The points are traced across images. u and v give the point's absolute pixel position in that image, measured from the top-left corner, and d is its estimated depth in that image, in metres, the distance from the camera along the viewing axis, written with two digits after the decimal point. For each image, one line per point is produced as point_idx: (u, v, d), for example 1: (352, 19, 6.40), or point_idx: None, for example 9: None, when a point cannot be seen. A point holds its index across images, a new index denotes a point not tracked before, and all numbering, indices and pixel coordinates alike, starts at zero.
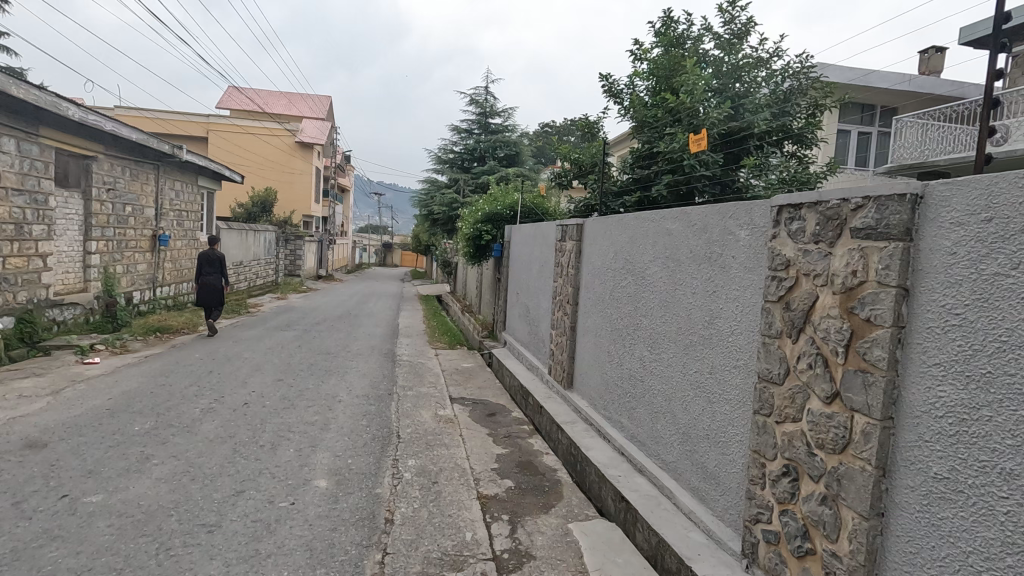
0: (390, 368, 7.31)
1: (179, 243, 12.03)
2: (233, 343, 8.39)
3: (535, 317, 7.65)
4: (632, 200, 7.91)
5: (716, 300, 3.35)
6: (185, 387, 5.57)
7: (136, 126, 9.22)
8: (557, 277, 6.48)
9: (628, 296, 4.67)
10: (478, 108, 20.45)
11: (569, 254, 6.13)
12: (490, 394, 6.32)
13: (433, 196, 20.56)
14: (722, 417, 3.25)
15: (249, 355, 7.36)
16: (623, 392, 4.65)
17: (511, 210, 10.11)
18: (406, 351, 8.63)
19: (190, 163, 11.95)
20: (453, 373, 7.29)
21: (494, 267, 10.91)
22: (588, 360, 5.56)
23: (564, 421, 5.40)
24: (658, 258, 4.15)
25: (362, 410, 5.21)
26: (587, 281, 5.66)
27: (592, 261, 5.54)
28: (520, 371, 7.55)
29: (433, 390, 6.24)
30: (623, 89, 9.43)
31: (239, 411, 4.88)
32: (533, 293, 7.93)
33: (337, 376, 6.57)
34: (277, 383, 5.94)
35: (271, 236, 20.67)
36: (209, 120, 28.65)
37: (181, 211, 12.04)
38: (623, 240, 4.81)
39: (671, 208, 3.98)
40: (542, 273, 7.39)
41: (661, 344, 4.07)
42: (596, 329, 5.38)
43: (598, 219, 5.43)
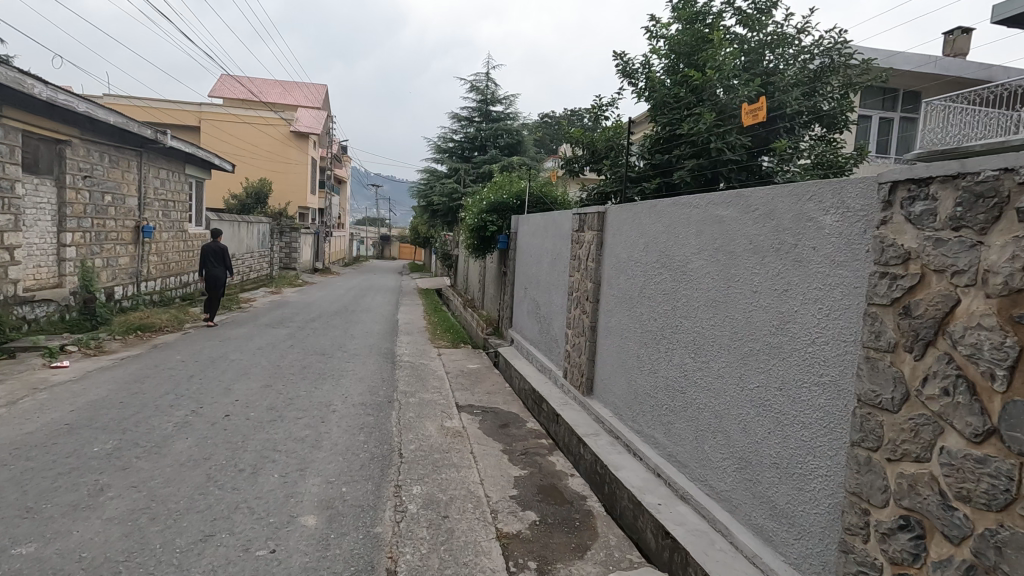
0: (390, 370, 6.71)
1: (165, 234, 11.39)
2: (220, 342, 7.78)
3: (548, 315, 7.05)
4: (651, 187, 7.27)
5: (790, 301, 2.76)
6: (160, 395, 4.97)
7: (115, 108, 8.55)
8: (574, 271, 5.88)
9: (664, 294, 4.07)
10: (478, 95, 19.75)
11: (588, 246, 5.52)
12: (501, 401, 5.73)
13: (432, 186, 19.88)
14: (798, 444, 2.67)
15: (236, 357, 6.75)
16: (659, 404, 4.06)
17: (519, 199, 9.48)
18: (407, 350, 8.03)
19: (176, 150, 11.28)
20: (458, 376, 6.70)
21: (499, 260, 10.30)
22: (612, 365, 4.96)
23: (585, 433, 4.82)
24: (704, 250, 3.54)
25: (359, 423, 4.61)
26: (611, 276, 5.05)
27: (618, 253, 4.93)
28: (531, 374, 6.96)
29: (438, 397, 5.64)
30: (639, 69, 8.78)
31: (219, 425, 4.29)
32: (544, 289, 7.33)
33: (331, 380, 5.97)
34: (265, 389, 5.34)
35: (265, 228, 20.00)
36: (201, 109, 27.91)
37: (167, 201, 11.39)
38: (658, 230, 4.20)
39: (723, 192, 3.38)
40: (556, 267, 6.78)
41: (707, 352, 3.48)
42: (622, 331, 4.78)
43: (625, 206, 4.82)
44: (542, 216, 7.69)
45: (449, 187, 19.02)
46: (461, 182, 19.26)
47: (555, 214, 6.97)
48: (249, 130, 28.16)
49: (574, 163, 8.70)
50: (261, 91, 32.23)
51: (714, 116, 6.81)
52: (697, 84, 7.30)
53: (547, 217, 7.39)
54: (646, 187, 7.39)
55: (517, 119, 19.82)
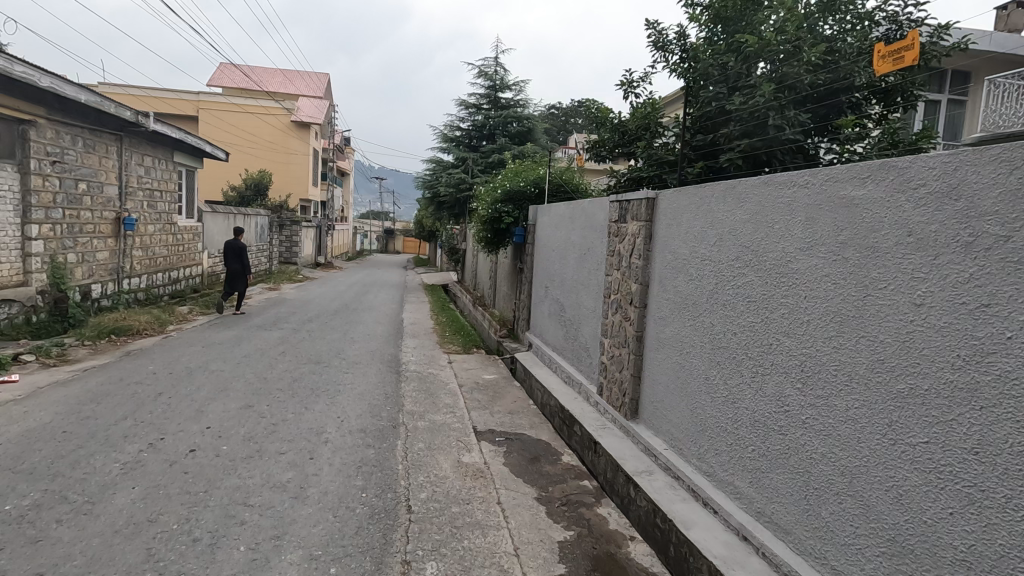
0: (395, 383, 5.82)
1: (151, 227, 10.50)
2: (204, 347, 6.90)
3: (576, 319, 6.12)
4: (694, 172, 6.30)
5: (997, 324, 1.84)
6: (115, 422, 4.08)
7: (87, 85, 7.66)
8: (613, 269, 4.95)
9: (750, 301, 3.14)
10: (487, 81, 18.75)
11: (632, 239, 4.58)
12: (526, 423, 4.82)
13: (438, 177, 18.94)
14: (1015, 541, 1.76)
15: (218, 367, 5.86)
16: (742, 445, 3.14)
17: (538, 187, 8.51)
18: (414, 357, 7.13)
19: (162, 135, 10.39)
20: (474, 390, 5.79)
21: (514, 254, 9.37)
22: (667, 385, 4.05)
23: (636, 471, 3.91)
24: (821, 244, 2.61)
25: (357, 461, 3.71)
26: (666, 275, 4.12)
27: (675, 247, 4.00)
28: (557, 388, 6.05)
29: (452, 419, 4.74)
30: (673, 41, 7.80)
31: (179, 465, 3.39)
32: (570, 289, 6.40)
33: (326, 397, 5.08)
34: (245, 412, 4.44)
35: (263, 221, 19.06)
36: (199, 98, 27.04)
37: (154, 191, 10.52)
38: (740, 218, 3.25)
39: (855, 164, 2.45)
40: (586, 263, 5.84)
41: (825, 384, 2.56)
42: (681, 344, 3.86)
43: (687, 189, 3.88)
44: (567, 205, 6.75)
45: (456, 177, 18.08)
46: (469, 172, 18.31)
47: (585, 201, 6.03)
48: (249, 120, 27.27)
49: (601, 146, 7.73)
50: (261, 79, 31.25)
51: (772, 87, 5.82)
52: (749, 52, 6.32)
53: (573, 205, 6.45)
54: (688, 172, 6.42)
55: (527, 107, 18.83)
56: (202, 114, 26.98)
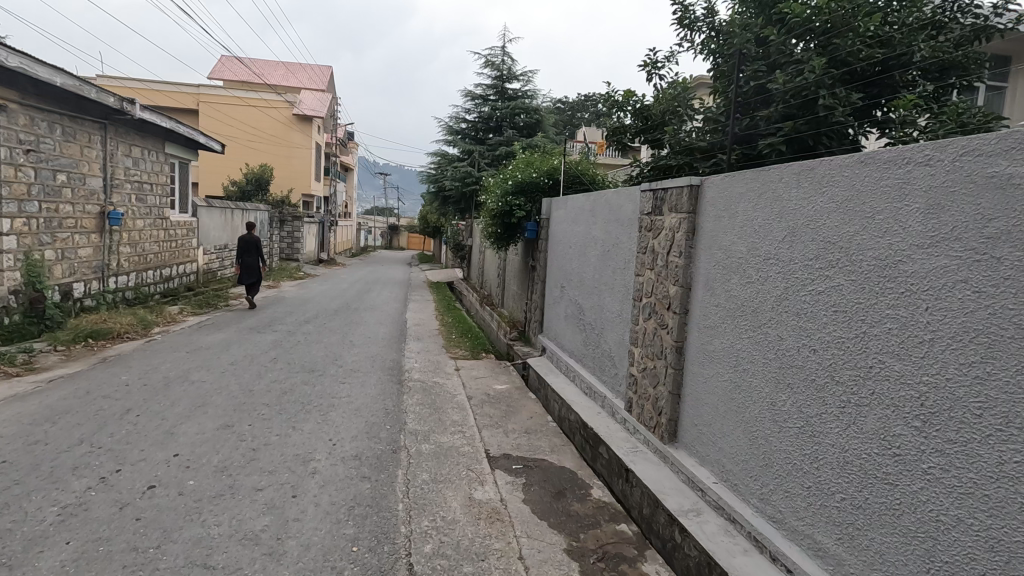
0: (397, 396, 5.21)
1: (140, 222, 9.93)
2: (188, 353, 6.29)
3: (598, 324, 5.49)
4: (728, 159, 5.65)
5: None
6: (67, 449, 3.48)
7: (62, 67, 7.08)
8: (646, 268, 4.32)
9: (837, 313, 2.50)
10: (494, 71, 18.09)
11: (671, 233, 3.95)
12: (546, 446, 4.20)
13: (444, 171, 18.27)
14: None
15: (200, 376, 5.27)
16: (826, 491, 2.52)
17: (552, 178, 7.87)
18: (418, 364, 6.50)
19: (151, 125, 9.80)
20: (485, 404, 5.16)
21: (525, 251, 8.75)
22: (716, 407, 3.42)
23: (681, 511, 3.29)
24: (957, 241, 1.97)
25: (350, 499, 3.11)
26: (714, 276, 3.49)
27: (727, 243, 3.37)
28: (577, 401, 5.42)
29: (461, 441, 4.13)
30: (701, 17, 7.13)
31: (131, 509, 2.79)
32: (590, 290, 5.78)
33: (318, 414, 4.47)
34: (222, 434, 3.84)
35: (263, 216, 18.47)
36: (200, 91, 26.49)
37: (143, 184, 9.94)
38: (822, 208, 2.62)
39: (1013, 131, 1.80)
40: (611, 262, 5.21)
41: (961, 426, 1.93)
42: (737, 360, 3.23)
43: (743, 173, 3.24)
44: (585, 197, 6.13)
45: (462, 170, 17.42)
46: (475, 165, 17.66)
47: (607, 192, 5.39)
48: (250, 113, 26.70)
49: (624, 134, 7.17)
50: (262, 71, 30.63)
51: (824, 61, 5.13)
52: (791, 24, 5.65)
53: (594, 196, 5.83)
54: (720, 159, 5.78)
55: (535, 98, 18.14)
56: (202, 108, 26.45)
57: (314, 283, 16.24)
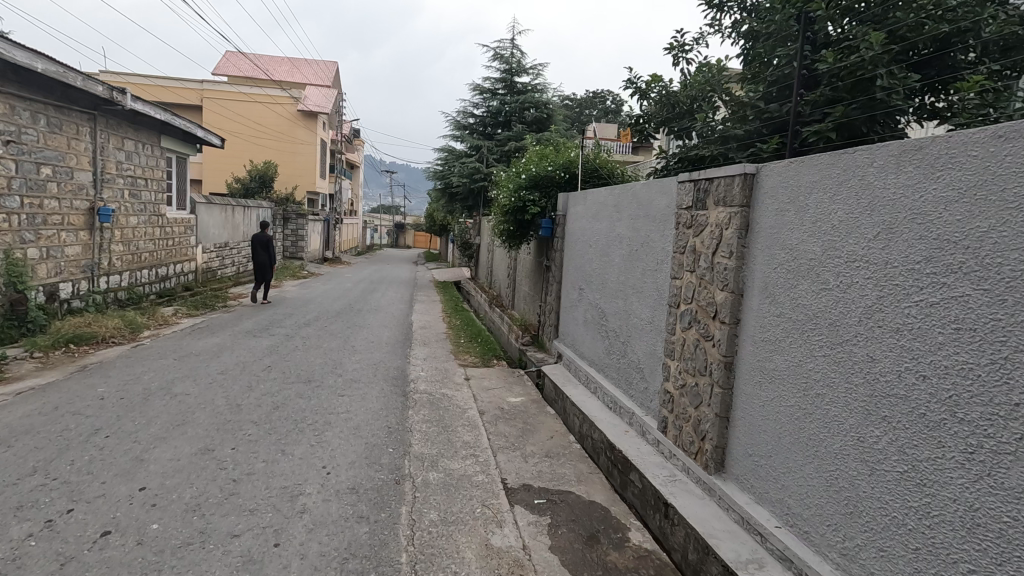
0: (401, 411, 4.69)
1: (133, 219, 9.47)
2: (176, 361, 5.79)
3: (625, 332, 4.95)
4: (768, 148, 5.08)
5: None
6: (16, 481, 2.98)
7: (44, 52, 6.62)
8: (686, 269, 3.78)
9: (961, 333, 1.95)
10: (502, 64, 17.57)
11: (718, 231, 3.42)
12: (571, 474, 3.67)
13: (452, 167, 17.74)
14: None
15: (184, 388, 4.77)
16: (945, 559, 1.98)
17: (568, 172, 7.33)
18: (425, 373, 5.98)
19: (146, 117, 9.35)
20: (500, 421, 4.63)
21: (538, 250, 8.22)
22: (779, 437, 2.88)
23: (740, 562, 2.75)
24: None
25: (344, 549, 2.59)
26: (777, 281, 2.94)
27: (794, 242, 2.83)
28: (601, 418, 4.89)
29: (474, 469, 3.61)
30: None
31: (75, 566, 2.29)
32: (614, 293, 5.25)
33: (312, 435, 3.96)
34: (200, 462, 3.33)
35: (266, 213, 17.99)
36: (203, 87, 26.09)
37: (137, 179, 9.49)
38: (935, 198, 2.07)
39: None
40: (640, 262, 4.67)
41: None
42: (809, 383, 2.69)
43: (816, 158, 2.70)
44: (608, 191, 5.60)
45: (470, 166, 16.89)
46: (484, 161, 17.13)
47: (635, 184, 4.86)
48: (255, 109, 26.29)
49: (647, 123, 6.59)
50: (267, 67, 30.22)
51: (883, 35, 4.58)
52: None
53: (618, 189, 5.29)
54: (759, 149, 5.22)
55: (545, 92, 17.59)
56: (206, 104, 26.05)
57: (317, 282, 15.74)
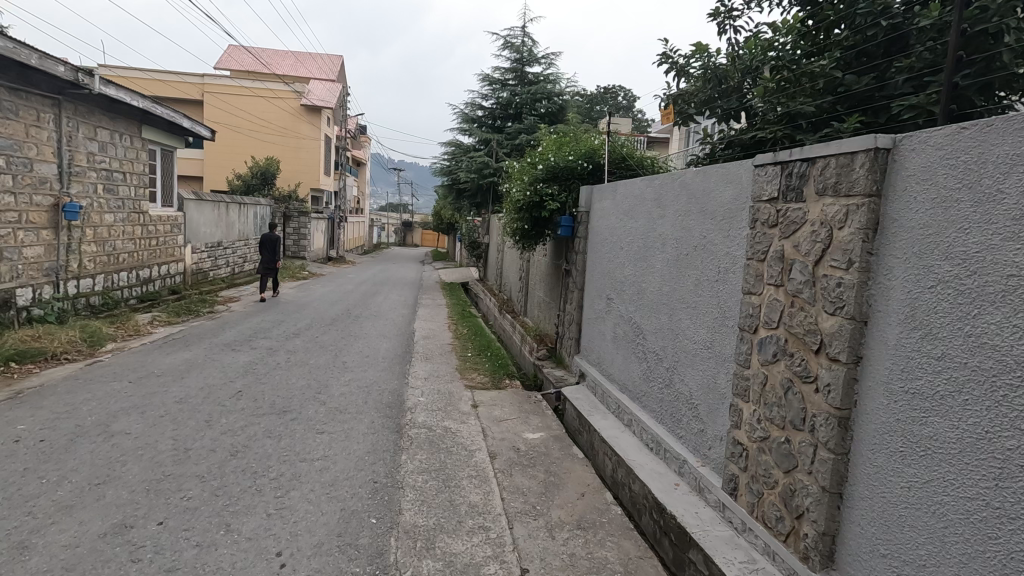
0: (392, 456, 3.76)
1: (109, 217, 8.62)
2: (130, 384, 4.88)
3: (671, 355, 3.99)
4: (847, 128, 4.10)
5: None
6: None
7: None
8: (770, 283, 2.82)
9: None
10: (513, 53, 16.61)
11: (824, 232, 2.45)
12: (615, 559, 2.72)
13: (459, 162, 16.79)
14: None
15: (125, 424, 3.85)
16: None
17: (592, 162, 6.39)
18: (426, 399, 5.05)
19: (121, 104, 8.50)
20: (516, 469, 3.68)
21: (555, 251, 7.27)
22: (941, 542, 1.93)
23: None
24: None
25: None
26: (935, 307, 1.98)
27: (971, 249, 1.87)
28: (641, 463, 3.94)
29: (485, 553, 2.68)
30: None
31: None
32: (654, 307, 4.30)
33: (271, 498, 3.03)
34: (105, 552, 2.42)
35: (266, 211, 17.13)
36: (204, 81, 25.26)
37: (113, 172, 8.64)
38: None
39: None
40: (692, 269, 3.72)
41: None
42: (1005, 469, 1.73)
43: (1021, 118, 1.73)
44: (645, 181, 4.64)
45: (478, 161, 15.91)
46: (493, 155, 16.15)
47: (685, 171, 3.90)
48: (257, 103, 25.49)
49: (686, 104, 5.61)
50: (270, 61, 29.40)
51: None
52: None
53: (659, 180, 4.34)
54: (834, 129, 4.25)
55: (557, 83, 16.58)
56: (207, 98, 25.21)
57: (316, 284, 14.85)
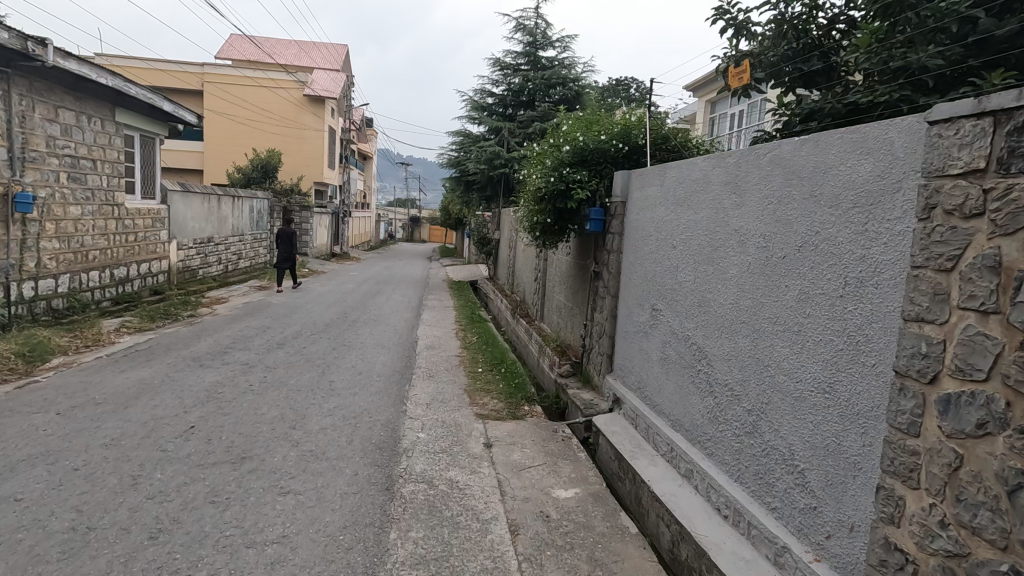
0: (376, 533, 2.74)
1: (75, 210, 7.67)
2: (56, 416, 3.89)
3: (757, 393, 2.96)
4: (994, 83, 2.99)
5: None
6: None
7: None
8: (966, 307, 1.76)
9: None
10: (525, 36, 15.50)
11: None
12: None
13: (468, 152, 15.74)
14: None
15: (19, 486, 2.86)
16: None
17: (627, 143, 5.32)
18: (427, 436, 4.04)
19: (88, 81, 7.56)
20: (547, 557, 2.66)
21: (581, 249, 6.23)
22: None
23: None
24: None
25: None
26: None
27: None
28: (715, 542, 2.90)
29: None
30: None
31: None
32: (727, 325, 3.27)
33: None
34: None
35: (264, 205, 16.19)
36: (204, 70, 24.38)
37: (80, 159, 7.71)
38: None
39: None
40: (796, 277, 2.69)
41: None
42: None
43: None
44: (708, 162, 3.60)
45: (489, 150, 14.84)
46: (504, 145, 15.09)
47: (780, 143, 2.85)
48: (259, 93, 24.58)
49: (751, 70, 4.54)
50: (273, 50, 28.44)
51: None
52: None
53: (732, 158, 3.30)
54: (970, 87, 3.14)
55: (573, 68, 15.47)
56: (207, 88, 24.30)
57: (316, 284, 13.90)
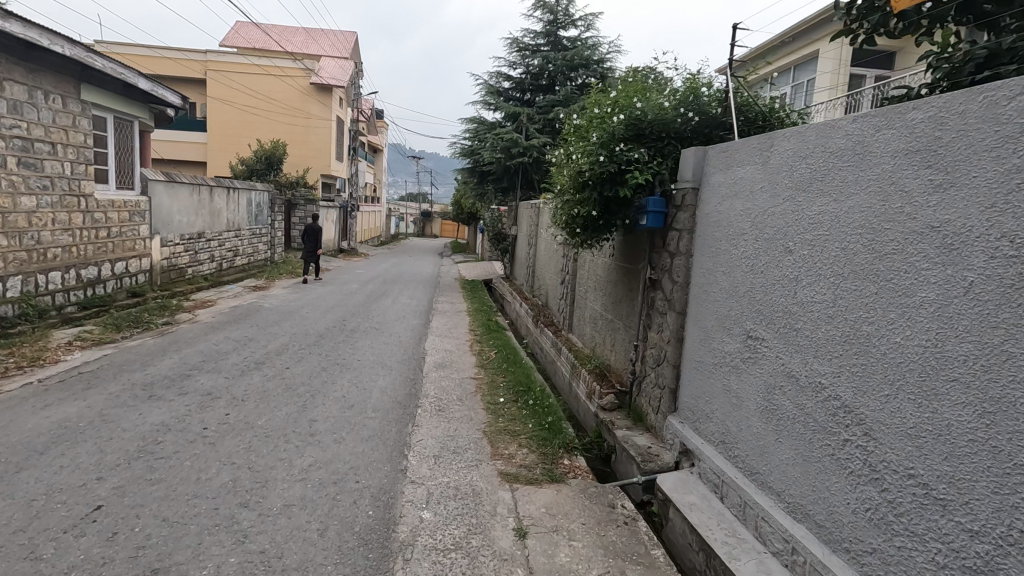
0: None
1: (28, 200, 6.60)
2: None
3: (995, 508, 1.73)
4: None
5: None
6: None
7: None
8: None
9: None
10: (545, 13, 14.20)
11: None
12: None
13: (482, 140, 14.53)
14: None
15: None
16: None
17: (696, 112, 4.13)
18: (434, 520, 2.85)
19: (41, 49, 6.47)
20: None
21: (627, 250, 5.03)
22: None
23: None
24: None
25: None
26: None
27: None
28: None
29: None
30: None
31: None
32: (914, 380, 2.04)
33: None
34: None
35: (265, 199, 15.10)
36: (207, 58, 23.38)
37: (34, 141, 6.65)
38: None
39: None
40: None
41: None
42: None
43: None
44: (864, 124, 2.36)
45: (506, 138, 13.48)
46: (522, 132, 13.85)
47: None
48: (264, 82, 23.53)
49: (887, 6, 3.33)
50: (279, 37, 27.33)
51: None
52: None
53: (924, 111, 2.05)
54: None
55: (597, 48, 14.18)
56: (211, 76, 23.28)
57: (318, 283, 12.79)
